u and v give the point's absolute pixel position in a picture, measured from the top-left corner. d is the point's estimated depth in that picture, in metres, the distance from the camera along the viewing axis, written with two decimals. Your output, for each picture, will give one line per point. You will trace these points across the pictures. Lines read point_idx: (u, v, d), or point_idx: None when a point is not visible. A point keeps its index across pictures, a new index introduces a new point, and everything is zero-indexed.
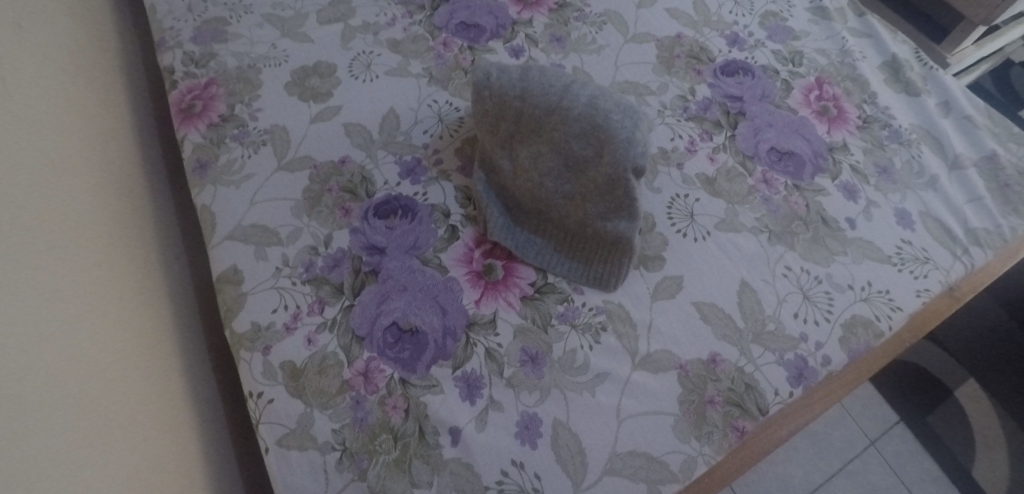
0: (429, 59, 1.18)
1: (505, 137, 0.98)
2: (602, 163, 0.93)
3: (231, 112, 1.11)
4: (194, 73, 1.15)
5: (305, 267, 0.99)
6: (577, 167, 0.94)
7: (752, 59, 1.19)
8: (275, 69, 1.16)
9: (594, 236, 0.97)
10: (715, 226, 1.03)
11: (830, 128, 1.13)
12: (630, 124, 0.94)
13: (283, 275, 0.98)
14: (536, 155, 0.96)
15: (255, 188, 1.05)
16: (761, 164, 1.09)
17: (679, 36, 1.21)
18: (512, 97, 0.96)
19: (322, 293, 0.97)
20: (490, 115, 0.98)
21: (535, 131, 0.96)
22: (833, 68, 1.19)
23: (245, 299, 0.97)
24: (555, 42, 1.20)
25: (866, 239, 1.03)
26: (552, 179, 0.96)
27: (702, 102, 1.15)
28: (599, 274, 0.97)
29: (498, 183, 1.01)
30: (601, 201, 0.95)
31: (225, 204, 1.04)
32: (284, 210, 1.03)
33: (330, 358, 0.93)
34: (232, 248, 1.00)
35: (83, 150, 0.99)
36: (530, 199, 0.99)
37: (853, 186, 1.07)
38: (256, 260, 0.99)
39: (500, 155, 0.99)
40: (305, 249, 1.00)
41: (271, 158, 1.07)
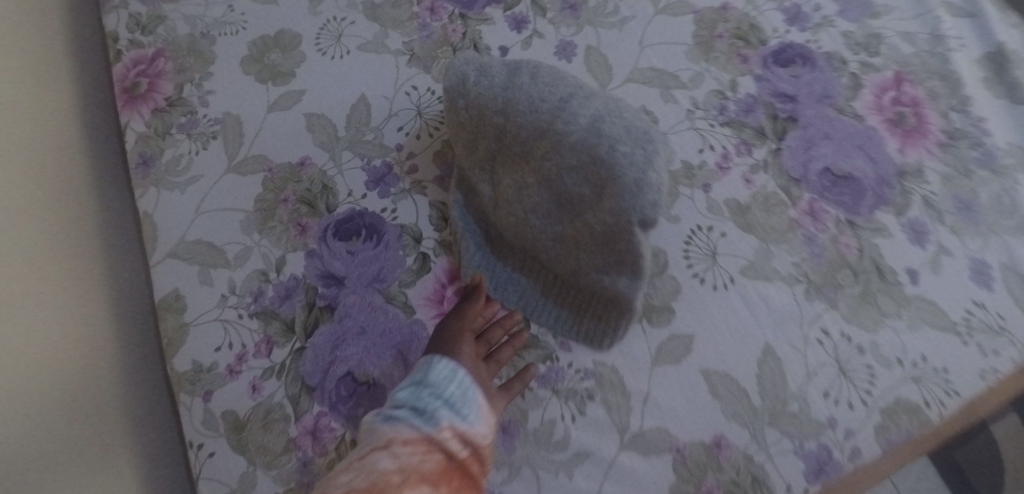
0: (412, 30, 0.97)
1: (487, 158, 0.80)
2: (600, 208, 0.74)
3: (179, 94, 0.95)
4: (141, 42, 0.99)
5: (253, 297, 0.85)
6: (570, 206, 0.76)
7: (815, 43, 0.95)
8: (230, 38, 0.98)
9: (588, 287, 0.81)
10: (741, 272, 0.85)
11: (903, 144, 0.91)
12: (642, 158, 0.72)
13: (229, 306, 0.85)
14: (523, 184, 0.78)
15: (202, 194, 0.90)
16: (808, 191, 0.88)
17: (725, 8, 0.97)
18: (495, 111, 0.78)
19: (270, 331, 0.84)
20: (470, 130, 0.80)
21: (522, 154, 0.77)
22: (917, 60, 0.95)
23: (186, 332, 0.85)
24: (569, 10, 0.98)
25: (927, 298, 0.84)
26: (540, 216, 0.78)
27: (745, 101, 0.93)
28: (591, 331, 0.82)
29: (479, 205, 0.84)
30: (598, 250, 0.77)
31: (168, 213, 0.90)
32: (232, 224, 0.88)
33: (275, 411, 0.81)
34: (174, 268, 0.87)
35: (23, 149, 0.89)
36: (514, 234, 0.82)
37: (922, 226, 0.87)
38: (198, 284, 0.86)
39: (480, 177, 0.82)
40: (254, 274, 0.86)
41: (222, 157, 0.92)
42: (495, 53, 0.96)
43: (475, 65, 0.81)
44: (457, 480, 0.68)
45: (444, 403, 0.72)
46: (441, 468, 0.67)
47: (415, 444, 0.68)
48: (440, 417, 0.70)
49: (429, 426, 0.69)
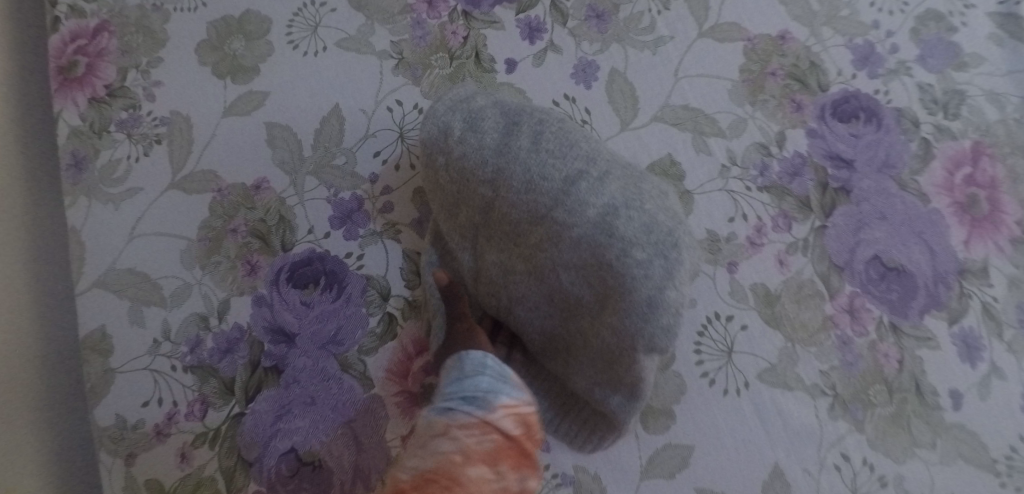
0: (403, 27, 0.80)
1: (469, 228, 0.69)
2: (598, 319, 0.64)
3: (123, 81, 0.77)
4: (82, 8, 0.78)
5: (189, 346, 0.70)
6: (565, 305, 0.66)
7: (885, 96, 0.79)
8: (186, 15, 0.78)
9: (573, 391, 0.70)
10: (758, 375, 0.72)
11: (970, 236, 0.76)
12: (660, 272, 0.60)
13: (161, 354, 0.70)
14: (512, 272, 0.68)
15: (139, 213, 0.73)
16: (852, 283, 0.75)
17: (783, 38, 0.80)
18: (483, 181, 0.66)
19: (206, 390, 0.69)
20: (454, 194, 0.69)
21: (512, 236, 0.67)
22: (1003, 130, 0.79)
23: (111, 381, 0.70)
24: (595, 21, 0.81)
25: (967, 428, 0.73)
26: (526, 308, 0.68)
27: (791, 161, 0.77)
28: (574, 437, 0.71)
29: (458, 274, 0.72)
30: (590, 360, 0.66)
31: (98, 233, 0.73)
32: (171, 255, 0.72)
33: (204, 487, 0.68)
34: (102, 302, 0.71)
35: None
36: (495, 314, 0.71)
37: (976, 339, 0.75)
38: (128, 325, 0.71)
39: (459, 247, 0.70)
40: (192, 318, 0.71)
41: (165, 169, 0.74)
42: (500, 68, 0.80)
43: (465, 112, 0.68)
44: (518, 464, 0.59)
45: (493, 384, 0.61)
46: (502, 452, 0.59)
47: (472, 427, 0.58)
48: (494, 398, 0.60)
49: (483, 410, 0.59)
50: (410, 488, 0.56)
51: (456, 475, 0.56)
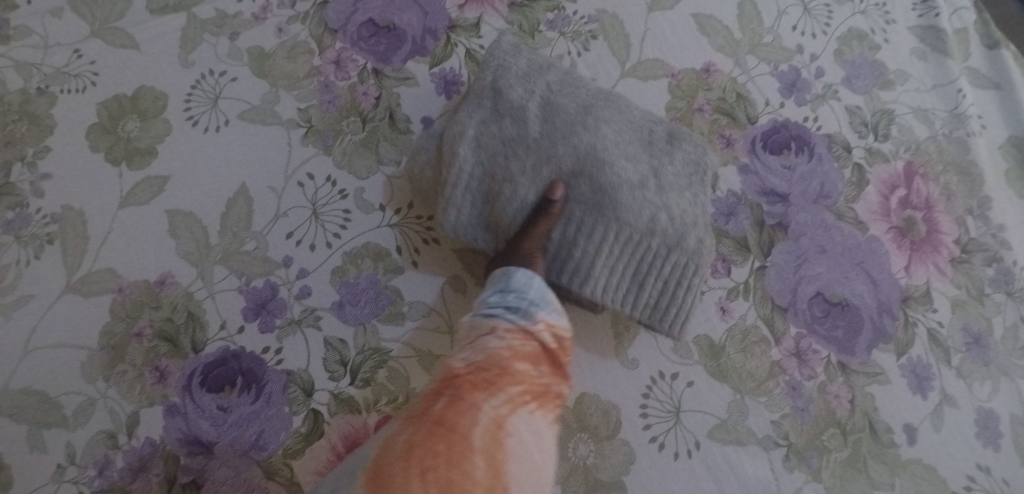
0: (310, 91, 0.74)
1: (551, 94, 0.67)
2: (691, 148, 0.69)
3: (6, 176, 0.69)
4: None
5: (98, 469, 0.62)
6: (651, 139, 0.68)
7: (814, 122, 0.76)
8: (75, 97, 0.72)
9: (695, 239, 0.66)
10: (709, 433, 0.69)
11: (910, 260, 0.75)
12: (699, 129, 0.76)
13: (65, 481, 0.61)
14: (597, 116, 0.67)
15: (33, 323, 0.65)
16: (796, 324, 0.72)
17: (707, 70, 0.77)
18: (546, 65, 0.68)
19: None
20: (533, 72, 0.67)
21: (586, 98, 0.68)
22: (934, 147, 0.77)
23: None
24: None
25: (925, 463, 0.71)
26: (622, 153, 0.66)
27: (726, 201, 0.74)
28: (665, 319, 0.67)
29: (542, 140, 0.65)
30: (691, 180, 0.68)
31: None
32: (70, 369, 0.64)
33: None
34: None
35: None
36: (576, 198, 0.65)
37: (925, 368, 0.73)
38: (27, 453, 0.62)
39: (541, 114, 0.66)
40: (98, 438, 0.62)
41: (58, 271, 0.66)
42: (417, 127, 0.74)
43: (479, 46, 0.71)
44: (556, 373, 0.58)
45: (535, 302, 0.59)
46: (542, 357, 0.58)
47: (516, 334, 0.57)
48: (539, 309, 0.58)
49: (526, 319, 0.58)
50: (462, 376, 0.55)
51: (504, 368, 0.55)
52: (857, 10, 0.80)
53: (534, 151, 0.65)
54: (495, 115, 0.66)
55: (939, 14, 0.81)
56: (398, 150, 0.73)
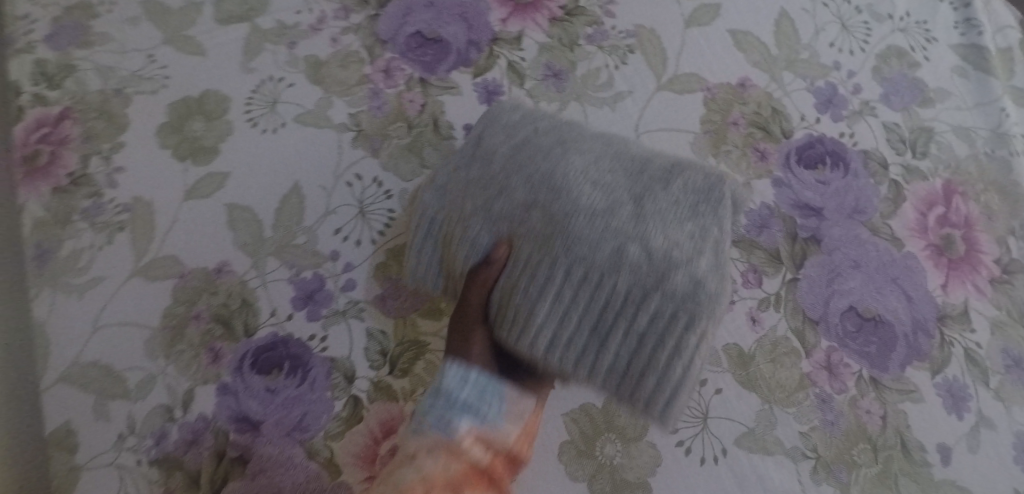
0: (361, 98, 0.79)
1: (531, 136, 0.65)
2: (679, 182, 0.62)
3: (85, 168, 0.75)
4: (46, 97, 0.77)
5: (155, 439, 0.66)
6: (637, 172, 0.63)
7: (850, 138, 0.77)
8: (147, 98, 0.77)
9: (666, 278, 0.57)
10: (736, 441, 0.70)
11: (948, 279, 0.75)
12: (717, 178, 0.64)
13: (126, 449, 0.66)
14: (572, 153, 0.63)
15: (103, 303, 0.70)
16: (827, 337, 0.73)
17: (742, 85, 0.79)
18: (540, 115, 0.68)
19: (171, 485, 0.65)
20: (516, 125, 0.67)
21: (564, 137, 0.66)
22: (975, 165, 0.78)
23: (76, 478, 0.65)
24: (551, 80, 0.80)
25: (960, 485, 0.70)
26: (589, 186, 0.61)
27: (759, 213, 0.76)
28: (639, 386, 0.58)
29: (500, 174, 0.63)
30: (678, 207, 0.61)
31: (63, 325, 0.69)
32: (135, 345, 0.69)
33: None
34: (64, 397, 0.67)
35: None
36: (526, 231, 0.60)
37: (961, 388, 0.72)
38: (93, 420, 0.67)
39: (507, 153, 0.64)
40: (158, 410, 0.67)
41: (128, 255, 0.71)
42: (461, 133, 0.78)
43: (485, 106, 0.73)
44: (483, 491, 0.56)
45: (466, 404, 0.57)
46: (467, 478, 0.55)
47: (438, 454, 0.54)
48: (459, 422, 0.56)
49: (450, 436, 0.55)
50: None
51: None
52: (897, 28, 0.81)
53: (490, 185, 0.63)
54: (472, 159, 0.65)
55: (982, 33, 0.81)
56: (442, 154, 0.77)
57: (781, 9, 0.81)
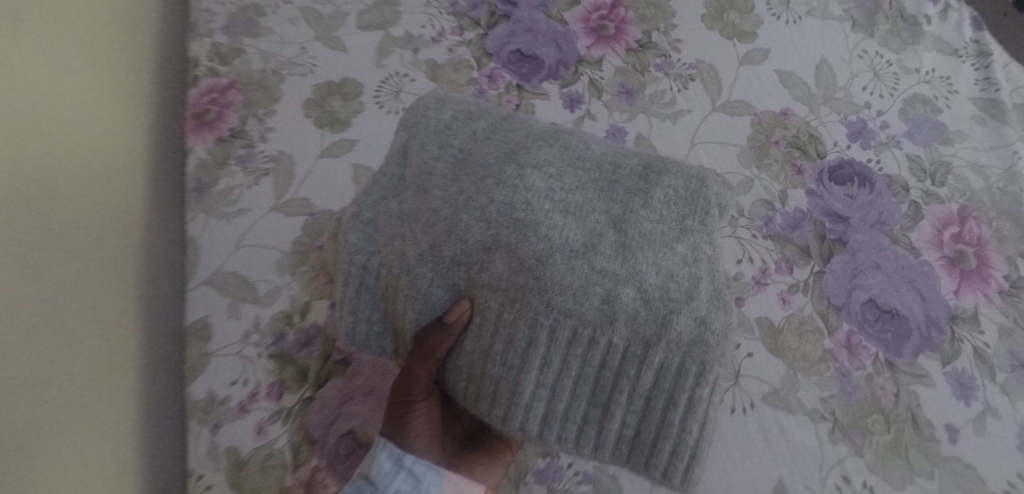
0: (468, 95, 0.96)
1: (472, 143, 0.67)
2: (650, 203, 0.65)
3: (243, 126, 0.93)
4: (218, 70, 0.96)
5: (275, 338, 0.83)
6: (607, 185, 0.65)
7: (876, 163, 0.90)
8: (298, 79, 0.96)
9: (663, 332, 0.60)
10: (762, 398, 0.80)
11: (960, 287, 0.84)
12: (692, 185, 0.67)
13: (250, 342, 0.82)
14: (528, 173, 0.64)
15: (245, 229, 0.87)
16: (848, 321, 0.83)
17: (786, 113, 0.93)
18: (459, 105, 0.71)
19: (284, 375, 0.81)
20: (446, 130, 0.68)
21: (509, 146, 0.66)
22: (988, 197, 0.88)
23: (208, 361, 0.81)
24: (624, 96, 0.96)
25: (965, 461, 0.77)
26: (563, 215, 0.63)
27: (793, 215, 0.88)
28: (653, 446, 0.63)
29: (449, 211, 0.63)
30: (665, 223, 0.64)
31: (210, 242, 0.86)
32: (267, 262, 0.86)
33: (275, 456, 0.78)
34: (205, 296, 0.83)
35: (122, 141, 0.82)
36: (495, 279, 0.62)
37: (969, 379, 0.81)
38: (226, 317, 0.83)
39: (448, 185, 0.65)
40: (279, 316, 0.83)
41: (270, 194, 0.89)
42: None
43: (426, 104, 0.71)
44: None
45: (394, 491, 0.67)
46: None
47: None
48: None
49: None
50: None
51: None
52: (923, 79, 0.93)
53: (433, 229, 0.64)
54: (399, 197, 0.67)
55: (999, 90, 0.92)
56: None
57: (822, 57, 0.95)
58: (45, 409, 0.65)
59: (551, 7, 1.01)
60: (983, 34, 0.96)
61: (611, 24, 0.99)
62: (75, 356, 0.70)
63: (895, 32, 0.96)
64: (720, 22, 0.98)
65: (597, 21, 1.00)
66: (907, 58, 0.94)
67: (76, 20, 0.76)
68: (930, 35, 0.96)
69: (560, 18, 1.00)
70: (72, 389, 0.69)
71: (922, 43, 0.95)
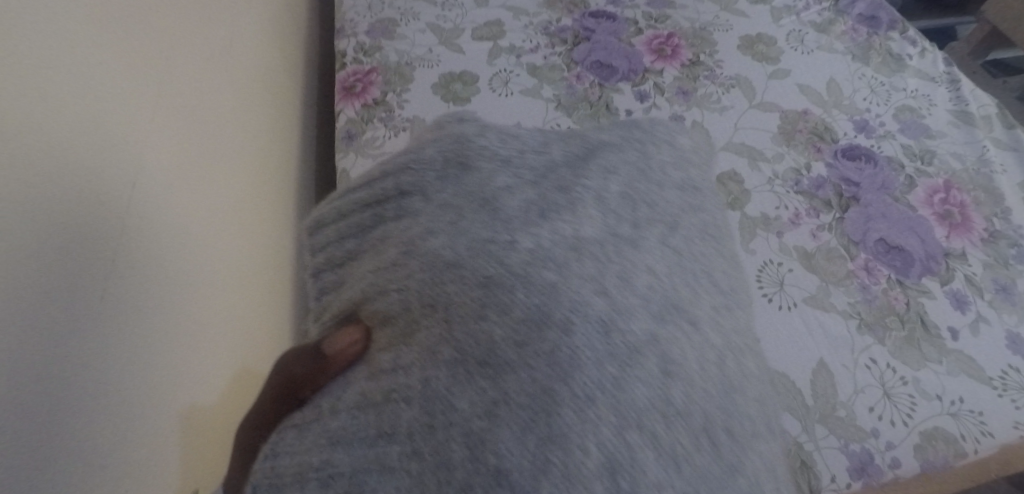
0: (561, 87, 1.19)
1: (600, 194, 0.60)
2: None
3: (383, 97, 1.16)
4: (361, 60, 1.22)
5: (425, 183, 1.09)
6: (674, 476, 0.48)
7: (877, 148, 1.16)
8: (426, 69, 1.20)
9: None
10: (803, 300, 0.99)
11: (950, 233, 1.08)
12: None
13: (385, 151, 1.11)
14: (596, 315, 0.51)
15: None
16: (864, 252, 1.04)
17: (806, 112, 1.19)
18: (669, 185, 0.66)
19: None
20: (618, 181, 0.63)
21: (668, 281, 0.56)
22: (965, 175, 1.14)
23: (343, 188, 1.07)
24: (681, 95, 1.19)
25: (966, 352, 0.97)
26: (608, 416, 0.47)
27: (816, 179, 1.11)
28: None
29: (527, 233, 0.54)
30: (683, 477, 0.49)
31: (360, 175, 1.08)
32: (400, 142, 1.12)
33: None
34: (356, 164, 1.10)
35: (263, 167, 0.98)
36: (481, 336, 0.49)
37: (964, 296, 1.02)
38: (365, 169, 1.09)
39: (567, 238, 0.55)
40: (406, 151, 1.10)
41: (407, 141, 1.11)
42: (623, 114, 1.17)
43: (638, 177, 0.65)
44: None
45: None
46: None
47: None
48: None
49: None
50: None
51: None
52: (909, 96, 1.23)
53: (478, 229, 0.53)
54: (456, 186, 0.56)
55: (968, 105, 1.23)
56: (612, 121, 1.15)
57: (831, 77, 1.24)
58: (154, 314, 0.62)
59: (622, 34, 1.28)
60: (951, 69, 1.29)
61: (668, 48, 1.26)
62: (178, 262, 0.67)
63: (886, 64, 1.27)
64: (752, 51, 1.26)
65: (658, 45, 1.26)
66: (896, 81, 1.25)
67: (255, 69, 0.98)
68: (912, 67, 1.28)
69: (629, 41, 1.27)
70: (174, 344, 0.66)
71: (907, 72, 1.27)
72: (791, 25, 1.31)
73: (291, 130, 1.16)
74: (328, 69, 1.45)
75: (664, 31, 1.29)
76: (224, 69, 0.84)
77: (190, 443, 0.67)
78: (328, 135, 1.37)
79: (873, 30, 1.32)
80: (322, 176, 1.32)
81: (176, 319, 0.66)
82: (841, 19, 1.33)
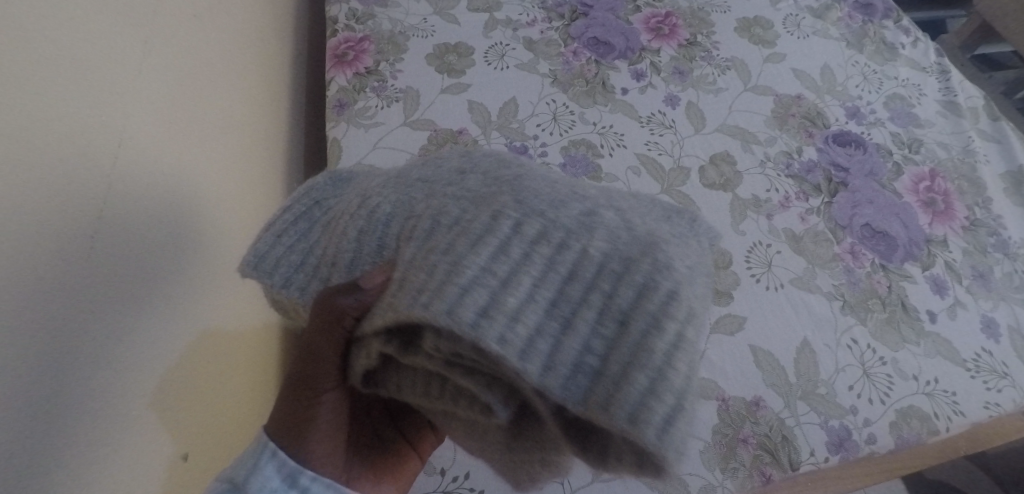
0: (558, 63, 1.20)
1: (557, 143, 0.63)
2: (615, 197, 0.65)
3: (376, 67, 1.16)
4: (354, 27, 1.21)
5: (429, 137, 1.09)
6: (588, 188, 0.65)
7: (867, 135, 1.18)
8: (422, 39, 1.20)
9: (595, 228, 0.56)
10: (790, 281, 1.02)
11: (933, 221, 1.11)
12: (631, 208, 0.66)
13: (382, 102, 1.11)
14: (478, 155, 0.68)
15: (380, 135, 1.08)
16: (850, 237, 1.07)
17: (799, 97, 1.21)
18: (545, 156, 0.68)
19: None
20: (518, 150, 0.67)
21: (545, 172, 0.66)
22: (950, 164, 1.18)
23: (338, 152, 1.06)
24: (677, 75, 1.21)
25: (942, 335, 1.01)
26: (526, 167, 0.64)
27: (807, 164, 1.14)
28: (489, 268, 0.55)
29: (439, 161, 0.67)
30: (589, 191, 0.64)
31: (352, 142, 1.07)
32: (395, 110, 1.11)
33: None
34: (347, 131, 1.08)
35: (264, 130, 1.02)
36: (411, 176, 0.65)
37: (943, 281, 1.06)
38: (358, 138, 1.07)
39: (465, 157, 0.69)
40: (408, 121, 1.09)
41: (401, 113, 1.10)
42: (619, 92, 1.18)
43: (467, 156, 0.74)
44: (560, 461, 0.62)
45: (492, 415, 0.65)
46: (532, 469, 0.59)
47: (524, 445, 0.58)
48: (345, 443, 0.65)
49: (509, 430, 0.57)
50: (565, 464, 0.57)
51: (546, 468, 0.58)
52: (899, 84, 1.26)
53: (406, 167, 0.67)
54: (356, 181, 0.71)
55: (957, 96, 1.26)
56: (607, 99, 1.16)
57: (825, 64, 1.26)
58: (167, 269, 0.68)
59: (620, 12, 1.28)
60: (942, 60, 1.32)
61: (666, 27, 1.26)
62: (191, 220, 0.73)
63: (879, 52, 1.30)
64: (748, 33, 1.27)
65: (656, 24, 1.27)
66: (888, 69, 1.28)
67: (252, 34, 1.00)
68: (904, 56, 1.31)
69: (627, 19, 1.27)
70: (189, 297, 0.72)
71: (899, 61, 1.29)
72: (788, 9, 1.32)
73: (285, 99, 1.16)
74: (323, 35, 1.43)
75: (662, 10, 1.29)
76: (221, 37, 0.86)
77: (207, 387, 0.74)
78: (322, 103, 1.36)
79: (868, 17, 1.34)
80: (319, 144, 1.32)
81: (189, 270, 0.72)
82: (837, 5, 1.35)
